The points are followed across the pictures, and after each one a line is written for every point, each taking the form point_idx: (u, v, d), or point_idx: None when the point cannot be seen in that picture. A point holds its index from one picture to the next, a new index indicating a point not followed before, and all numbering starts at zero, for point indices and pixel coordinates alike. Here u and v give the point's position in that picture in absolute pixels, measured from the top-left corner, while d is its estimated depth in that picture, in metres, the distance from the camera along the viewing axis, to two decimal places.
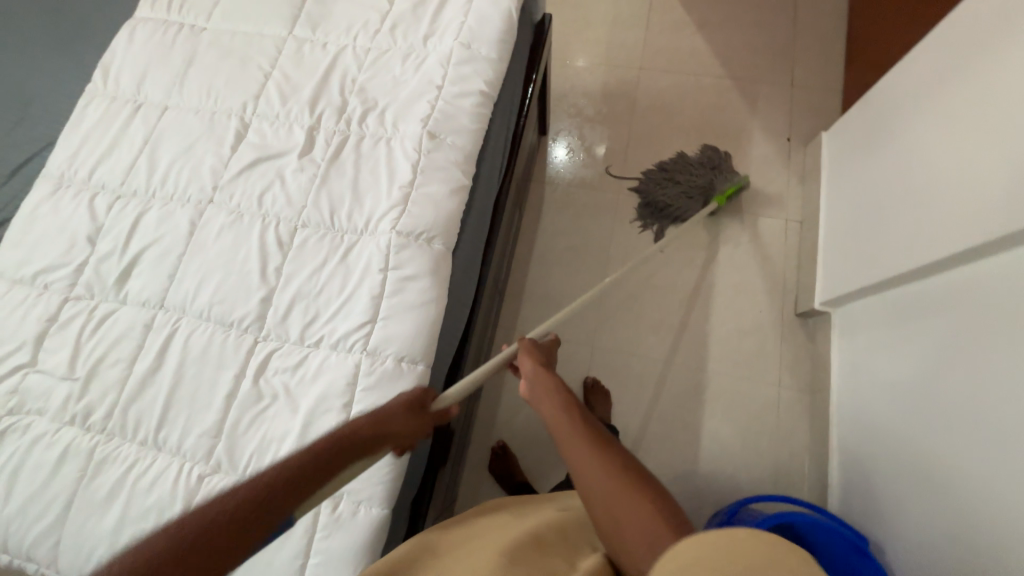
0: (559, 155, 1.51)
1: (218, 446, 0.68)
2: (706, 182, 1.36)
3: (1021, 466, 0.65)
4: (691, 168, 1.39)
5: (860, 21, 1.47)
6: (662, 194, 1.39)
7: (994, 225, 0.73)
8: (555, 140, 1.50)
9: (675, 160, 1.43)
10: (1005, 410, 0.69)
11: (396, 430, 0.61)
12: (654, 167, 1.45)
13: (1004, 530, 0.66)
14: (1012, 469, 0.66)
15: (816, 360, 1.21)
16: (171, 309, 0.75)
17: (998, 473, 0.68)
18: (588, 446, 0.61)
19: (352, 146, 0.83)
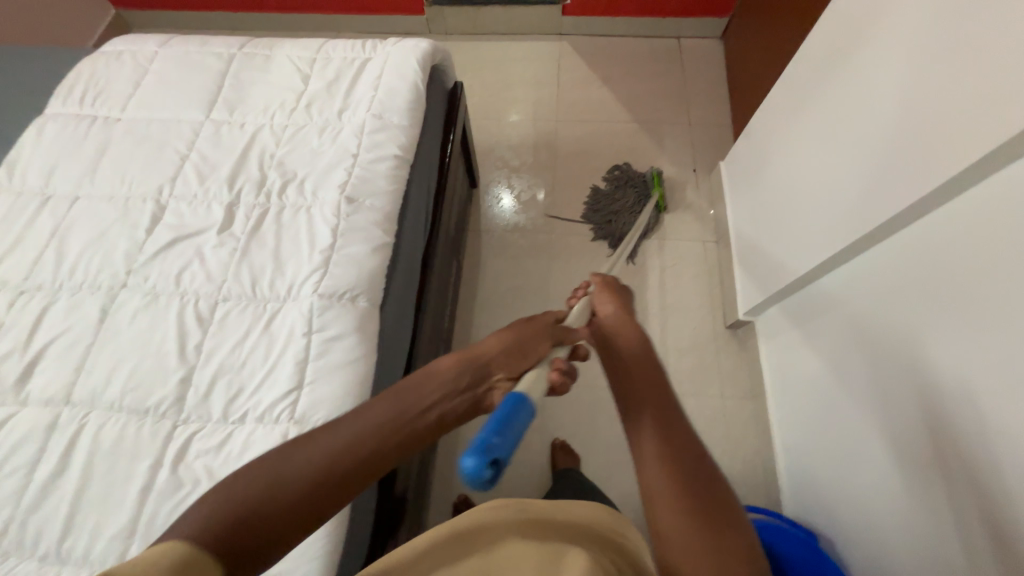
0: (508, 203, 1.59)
1: (133, 547, 0.63)
2: (636, 198, 1.52)
3: (937, 430, 0.72)
4: (612, 193, 1.55)
5: (737, 65, 1.70)
6: (620, 220, 1.50)
7: (864, 222, 0.85)
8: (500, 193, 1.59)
9: (597, 194, 1.56)
10: (909, 382, 0.77)
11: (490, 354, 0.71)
12: (587, 206, 1.56)
13: (939, 492, 0.72)
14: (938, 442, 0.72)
15: (750, 366, 1.28)
16: (78, 403, 0.71)
17: (920, 440, 0.75)
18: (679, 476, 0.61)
19: (273, 217, 0.85)
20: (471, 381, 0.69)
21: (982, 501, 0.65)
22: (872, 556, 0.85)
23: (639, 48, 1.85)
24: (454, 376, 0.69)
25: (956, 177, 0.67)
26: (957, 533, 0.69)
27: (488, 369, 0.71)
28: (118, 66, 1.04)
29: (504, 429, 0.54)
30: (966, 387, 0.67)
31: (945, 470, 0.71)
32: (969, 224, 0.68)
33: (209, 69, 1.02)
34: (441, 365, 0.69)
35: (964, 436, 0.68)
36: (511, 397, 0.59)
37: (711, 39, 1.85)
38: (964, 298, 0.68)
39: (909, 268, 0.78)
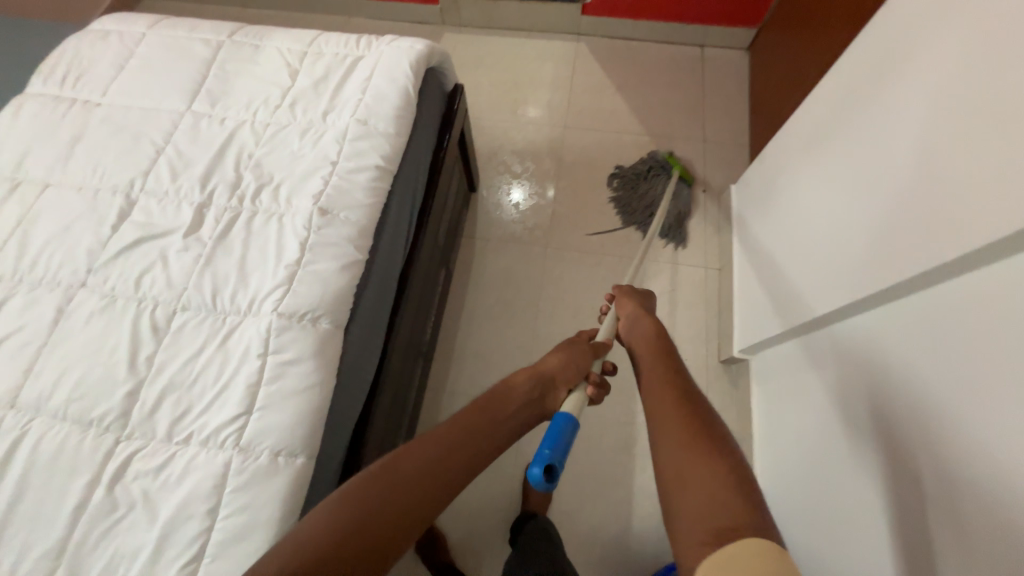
0: (517, 197, 1.55)
1: (59, 569, 0.60)
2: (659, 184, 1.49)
3: (902, 512, 0.66)
4: (627, 198, 1.51)
5: (761, 82, 1.60)
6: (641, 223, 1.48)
7: (865, 279, 0.78)
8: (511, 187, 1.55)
9: (618, 191, 1.53)
10: (887, 465, 0.70)
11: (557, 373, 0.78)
12: (616, 205, 1.52)
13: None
14: (901, 527, 0.66)
15: (742, 406, 1.22)
16: (23, 408, 0.69)
17: (885, 517, 0.69)
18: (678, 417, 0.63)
19: (243, 223, 0.81)
20: (540, 391, 0.76)
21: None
22: None
23: (660, 55, 1.75)
24: (528, 388, 0.75)
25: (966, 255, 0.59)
26: None
27: (552, 385, 0.77)
28: (105, 47, 1.00)
29: (556, 445, 0.65)
30: (940, 486, 0.60)
31: (905, 568, 0.64)
32: (969, 307, 0.61)
33: (195, 57, 0.98)
34: (514, 377, 0.75)
35: (929, 522, 0.61)
36: (561, 416, 0.69)
37: (737, 50, 1.75)
38: (951, 386, 0.61)
39: (902, 339, 0.71)
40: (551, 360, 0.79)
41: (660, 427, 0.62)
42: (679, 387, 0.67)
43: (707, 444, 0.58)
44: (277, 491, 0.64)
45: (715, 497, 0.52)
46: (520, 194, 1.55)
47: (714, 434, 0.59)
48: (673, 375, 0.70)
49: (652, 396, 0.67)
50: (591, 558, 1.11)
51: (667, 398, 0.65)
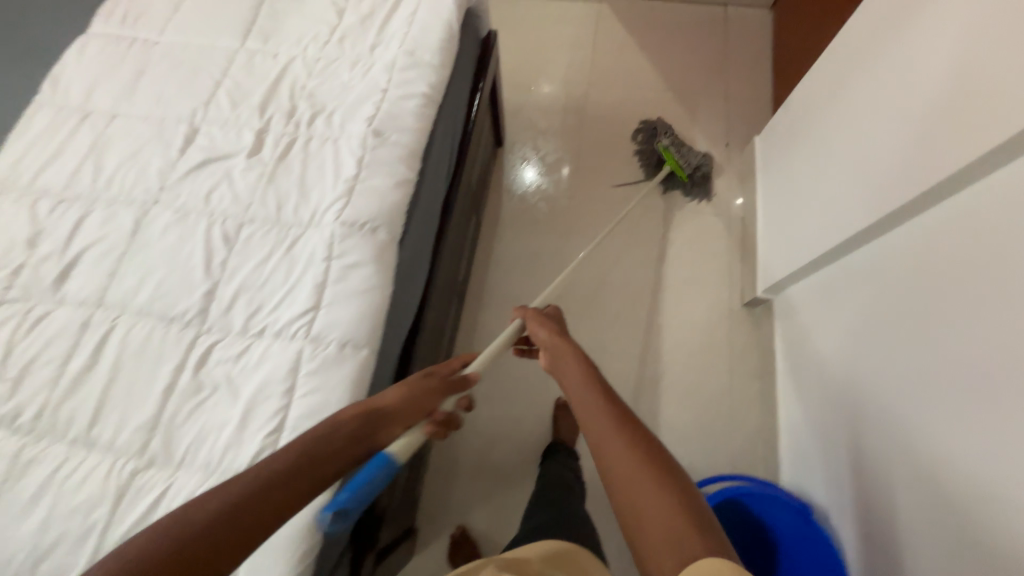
0: (531, 175, 1.55)
1: (154, 440, 0.66)
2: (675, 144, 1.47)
3: (940, 401, 0.70)
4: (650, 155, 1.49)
5: (784, 37, 1.61)
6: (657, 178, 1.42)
7: (896, 195, 0.81)
8: (522, 168, 1.54)
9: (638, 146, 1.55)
10: (923, 365, 0.75)
11: (393, 411, 0.63)
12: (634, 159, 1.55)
13: (935, 473, 0.70)
14: (937, 418, 0.70)
15: (764, 346, 1.27)
16: (109, 306, 0.75)
17: (922, 411, 0.73)
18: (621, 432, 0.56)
19: (300, 146, 0.86)
20: (367, 429, 0.61)
21: (977, 486, 0.63)
22: (867, 529, 0.84)
23: (682, 14, 1.77)
24: (353, 427, 0.60)
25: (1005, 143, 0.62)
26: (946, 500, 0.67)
27: (386, 425, 0.62)
28: None
29: (357, 489, 0.59)
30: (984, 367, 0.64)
31: (945, 453, 0.68)
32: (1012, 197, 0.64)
33: None
34: (340, 413, 0.60)
35: (966, 404, 0.66)
36: (379, 456, 0.61)
37: (760, 8, 1.76)
38: (994, 276, 0.65)
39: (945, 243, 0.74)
40: (394, 395, 0.64)
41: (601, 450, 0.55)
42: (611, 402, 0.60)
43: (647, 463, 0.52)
44: (346, 377, 0.69)
45: (665, 526, 0.47)
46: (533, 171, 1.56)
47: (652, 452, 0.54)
48: (602, 389, 0.62)
49: (587, 418, 0.60)
50: None
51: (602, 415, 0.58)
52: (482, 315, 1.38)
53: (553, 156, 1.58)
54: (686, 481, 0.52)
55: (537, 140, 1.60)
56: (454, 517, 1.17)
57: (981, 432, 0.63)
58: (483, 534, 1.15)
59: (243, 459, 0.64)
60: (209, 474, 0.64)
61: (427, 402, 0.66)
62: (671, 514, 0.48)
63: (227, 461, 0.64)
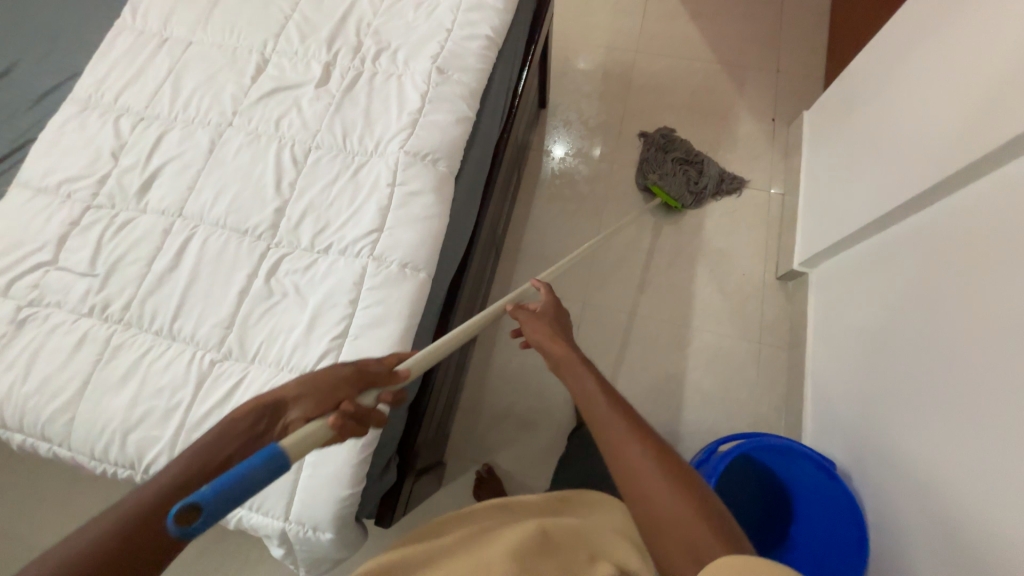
0: (559, 153, 1.54)
1: (230, 336, 0.72)
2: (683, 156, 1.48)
3: (979, 361, 0.71)
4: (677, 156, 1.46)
5: (843, 12, 1.57)
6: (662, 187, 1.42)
7: (952, 159, 0.81)
8: (552, 145, 1.54)
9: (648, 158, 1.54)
10: (965, 327, 0.75)
11: (292, 398, 0.56)
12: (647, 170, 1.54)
13: (961, 428, 0.72)
14: (975, 378, 0.71)
15: (795, 319, 1.28)
16: (188, 217, 0.80)
17: (959, 371, 0.75)
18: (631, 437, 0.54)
19: (365, 80, 0.89)
20: (268, 425, 0.55)
21: (1007, 439, 0.64)
22: (885, 485, 0.88)
23: None
24: (246, 423, 0.54)
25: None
26: (973, 455, 0.69)
27: (283, 418, 0.55)
28: None
29: None
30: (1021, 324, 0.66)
31: (979, 409, 0.70)
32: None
33: None
34: (238, 408, 0.55)
35: (1004, 362, 0.67)
36: None
37: None
38: None
39: (994, 206, 0.75)
40: (296, 383, 0.57)
41: (617, 454, 0.53)
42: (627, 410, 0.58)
43: (666, 469, 0.50)
44: (405, 294, 0.73)
45: (684, 535, 0.45)
46: (562, 149, 1.55)
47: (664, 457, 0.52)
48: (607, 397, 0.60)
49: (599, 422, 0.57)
50: None
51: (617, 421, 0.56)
52: (515, 272, 1.42)
53: (595, 121, 1.58)
54: (706, 490, 0.49)
55: (580, 105, 1.60)
56: (481, 455, 1.23)
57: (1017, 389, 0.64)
58: (508, 473, 1.21)
59: (310, 358, 0.70)
60: (280, 369, 0.70)
61: (332, 394, 0.56)
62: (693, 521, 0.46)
63: (296, 358, 0.70)
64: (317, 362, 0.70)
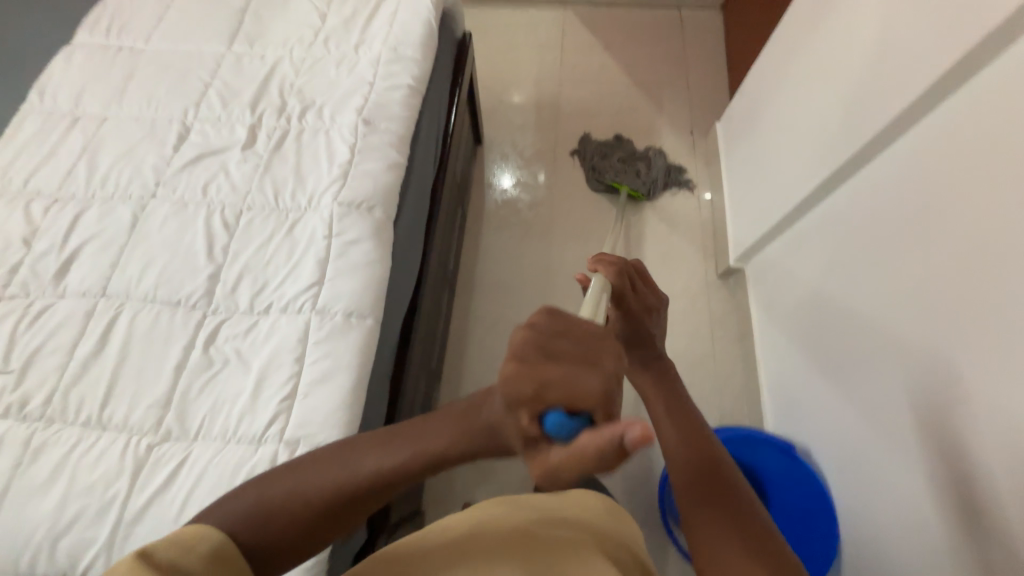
0: (506, 183, 1.60)
1: (169, 415, 0.68)
2: (612, 152, 1.60)
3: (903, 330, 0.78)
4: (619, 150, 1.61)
5: (734, 32, 1.75)
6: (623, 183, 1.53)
7: (842, 149, 0.91)
8: (500, 173, 1.60)
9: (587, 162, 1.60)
10: (887, 301, 0.83)
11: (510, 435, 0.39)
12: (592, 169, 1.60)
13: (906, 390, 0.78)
14: (907, 346, 0.78)
15: (739, 312, 1.36)
16: (113, 295, 0.77)
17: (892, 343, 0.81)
18: (719, 504, 0.51)
19: (293, 137, 0.90)
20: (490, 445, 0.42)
21: (950, 399, 0.70)
22: (844, 455, 0.93)
23: (641, 17, 1.90)
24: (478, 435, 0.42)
25: (932, 86, 0.72)
26: (923, 420, 0.74)
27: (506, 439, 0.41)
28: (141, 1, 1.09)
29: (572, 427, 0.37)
30: (935, 285, 0.73)
31: (916, 374, 0.76)
32: (940, 137, 0.74)
33: (230, 7, 1.07)
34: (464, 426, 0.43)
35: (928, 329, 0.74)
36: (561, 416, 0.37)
37: (711, 9, 1.90)
38: (934, 212, 0.74)
39: (886, 185, 0.84)
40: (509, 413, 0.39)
41: (697, 528, 0.51)
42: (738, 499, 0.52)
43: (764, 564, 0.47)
44: (353, 343, 0.73)
45: None
46: (509, 180, 1.60)
47: (760, 536, 0.49)
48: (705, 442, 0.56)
49: (690, 510, 0.52)
50: (616, 451, 1.23)
51: (712, 517, 0.51)
52: (472, 305, 1.43)
53: (530, 151, 1.65)
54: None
55: (513, 138, 1.68)
56: (460, 497, 1.19)
57: (942, 350, 0.72)
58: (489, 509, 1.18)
59: (259, 424, 0.67)
60: (227, 442, 0.66)
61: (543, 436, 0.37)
62: None
63: (244, 428, 0.67)
64: (267, 428, 0.67)
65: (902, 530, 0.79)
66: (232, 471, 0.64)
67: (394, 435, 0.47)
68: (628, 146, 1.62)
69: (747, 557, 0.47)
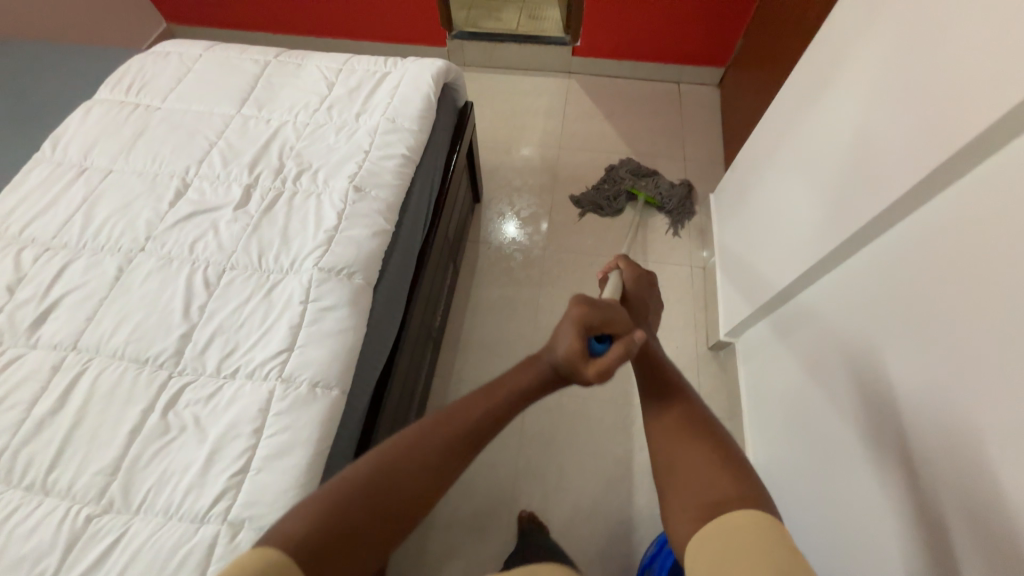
0: (512, 232, 1.64)
1: (114, 484, 0.65)
2: (621, 183, 1.68)
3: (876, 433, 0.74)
4: (625, 182, 1.69)
5: (730, 109, 1.83)
6: (641, 191, 1.67)
7: (824, 239, 0.91)
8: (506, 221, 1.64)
9: (602, 199, 1.67)
10: (861, 399, 0.79)
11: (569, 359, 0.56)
12: (610, 203, 1.67)
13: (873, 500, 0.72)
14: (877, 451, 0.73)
15: (730, 387, 1.32)
16: (83, 349, 0.76)
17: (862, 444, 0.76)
18: (660, 391, 0.61)
19: (285, 199, 0.93)
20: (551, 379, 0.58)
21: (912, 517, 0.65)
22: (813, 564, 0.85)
23: (641, 89, 1.99)
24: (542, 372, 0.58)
25: (905, 190, 0.72)
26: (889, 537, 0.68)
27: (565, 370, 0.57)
28: (165, 65, 1.16)
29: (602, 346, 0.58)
30: (910, 395, 0.69)
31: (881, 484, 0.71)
32: (915, 243, 0.72)
33: (245, 73, 1.14)
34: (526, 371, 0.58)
35: (898, 436, 0.69)
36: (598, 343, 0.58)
37: (709, 85, 1.99)
38: None
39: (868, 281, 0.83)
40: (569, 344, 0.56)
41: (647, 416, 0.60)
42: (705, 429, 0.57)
43: (698, 432, 0.56)
44: (315, 416, 0.71)
45: (702, 477, 0.51)
46: (514, 227, 1.65)
47: (695, 413, 0.58)
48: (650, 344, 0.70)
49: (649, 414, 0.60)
50: (595, 531, 1.16)
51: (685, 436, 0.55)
52: (458, 362, 1.41)
53: (527, 210, 1.69)
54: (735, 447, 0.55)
55: (512, 197, 1.72)
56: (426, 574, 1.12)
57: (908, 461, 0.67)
58: None
59: (204, 502, 0.64)
60: (168, 518, 0.63)
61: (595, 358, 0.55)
62: (716, 469, 0.51)
63: (188, 504, 0.64)
64: (212, 506, 0.64)
65: None
66: (168, 553, 0.60)
67: (491, 390, 0.57)
68: (632, 173, 1.71)
69: (684, 426, 0.56)
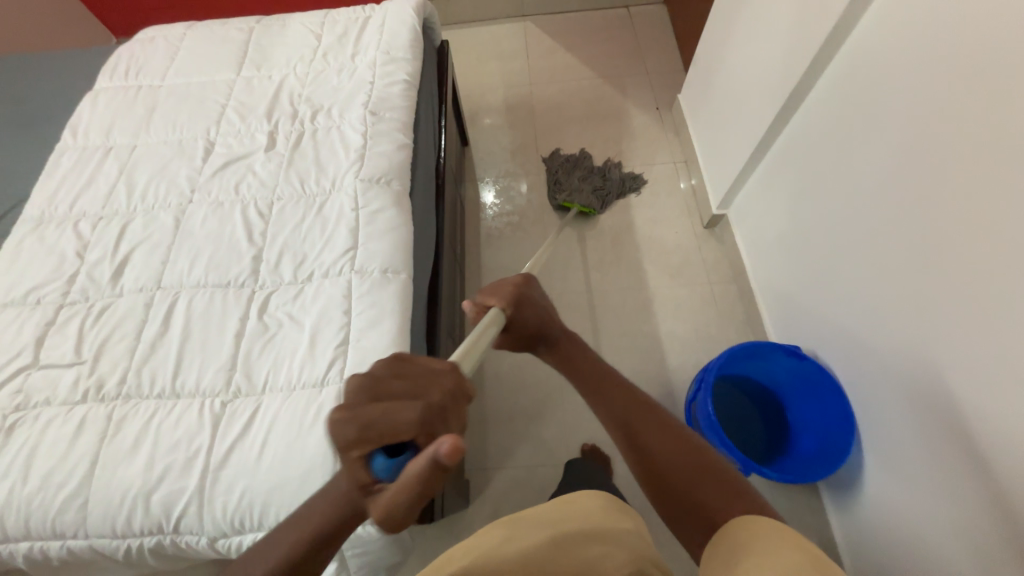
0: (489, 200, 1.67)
1: (235, 375, 0.75)
2: (572, 166, 1.67)
3: None
4: (579, 166, 1.67)
5: (680, 18, 1.94)
6: (573, 202, 1.57)
7: (787, 82, 1.04)
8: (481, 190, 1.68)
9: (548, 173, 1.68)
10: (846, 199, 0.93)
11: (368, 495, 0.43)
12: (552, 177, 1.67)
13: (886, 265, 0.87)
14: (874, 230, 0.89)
15: (729, 255, 1.47)
16: (168, 286, 0.84)
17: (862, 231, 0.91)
18: (647, 426, 0.60)
19: (309, 135, 1.00)
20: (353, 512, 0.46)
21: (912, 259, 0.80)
22: (847, 345, 1.01)
23: (594, 17, 2.09)
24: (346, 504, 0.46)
25: (847, 5, 0.85)
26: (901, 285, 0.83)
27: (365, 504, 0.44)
28: (153, 48, 1.21)
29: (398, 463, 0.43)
30: None
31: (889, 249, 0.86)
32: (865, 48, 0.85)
33: (234, 41, 1.19)
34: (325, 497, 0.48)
35: None
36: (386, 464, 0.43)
37: (655, 2, 2.10)
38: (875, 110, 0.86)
39: (833, 100, 0.97)
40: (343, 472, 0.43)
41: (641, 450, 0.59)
42: (686, 443, 0.58)
43: (694, 465, 0.56)
44: (392, 292, 0.81)
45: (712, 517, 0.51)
46: (491, 195, 1.69)
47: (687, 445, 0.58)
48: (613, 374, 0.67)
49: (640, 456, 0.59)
50: None
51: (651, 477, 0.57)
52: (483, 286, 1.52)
53: (513, 145, 1.79)
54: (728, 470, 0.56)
55: (497, 136, 1.81)
56: (500, 461, 1.24)
57: None
58: (527, 469, 1.23)
59: (320, 369, 0.74)
60: (292, 390, 0.73)
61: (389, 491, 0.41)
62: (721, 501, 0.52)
63: (306, 374, 0.74)
64: (327, 370, 0.74)
65: (908, 391, 0.85)
66: (304, 407, 0.71)
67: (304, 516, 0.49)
68: (586, 163, 1.67)
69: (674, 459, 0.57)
